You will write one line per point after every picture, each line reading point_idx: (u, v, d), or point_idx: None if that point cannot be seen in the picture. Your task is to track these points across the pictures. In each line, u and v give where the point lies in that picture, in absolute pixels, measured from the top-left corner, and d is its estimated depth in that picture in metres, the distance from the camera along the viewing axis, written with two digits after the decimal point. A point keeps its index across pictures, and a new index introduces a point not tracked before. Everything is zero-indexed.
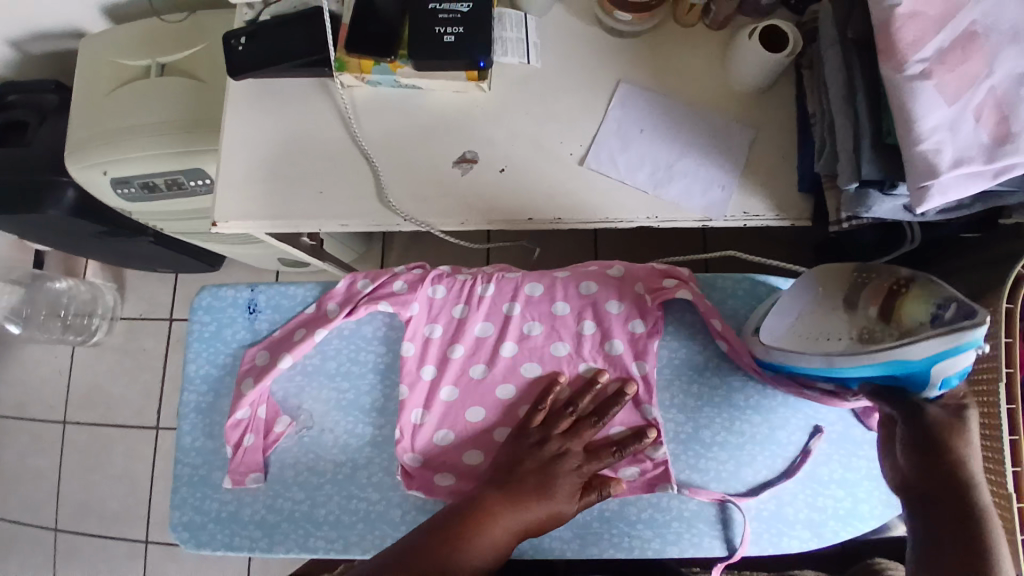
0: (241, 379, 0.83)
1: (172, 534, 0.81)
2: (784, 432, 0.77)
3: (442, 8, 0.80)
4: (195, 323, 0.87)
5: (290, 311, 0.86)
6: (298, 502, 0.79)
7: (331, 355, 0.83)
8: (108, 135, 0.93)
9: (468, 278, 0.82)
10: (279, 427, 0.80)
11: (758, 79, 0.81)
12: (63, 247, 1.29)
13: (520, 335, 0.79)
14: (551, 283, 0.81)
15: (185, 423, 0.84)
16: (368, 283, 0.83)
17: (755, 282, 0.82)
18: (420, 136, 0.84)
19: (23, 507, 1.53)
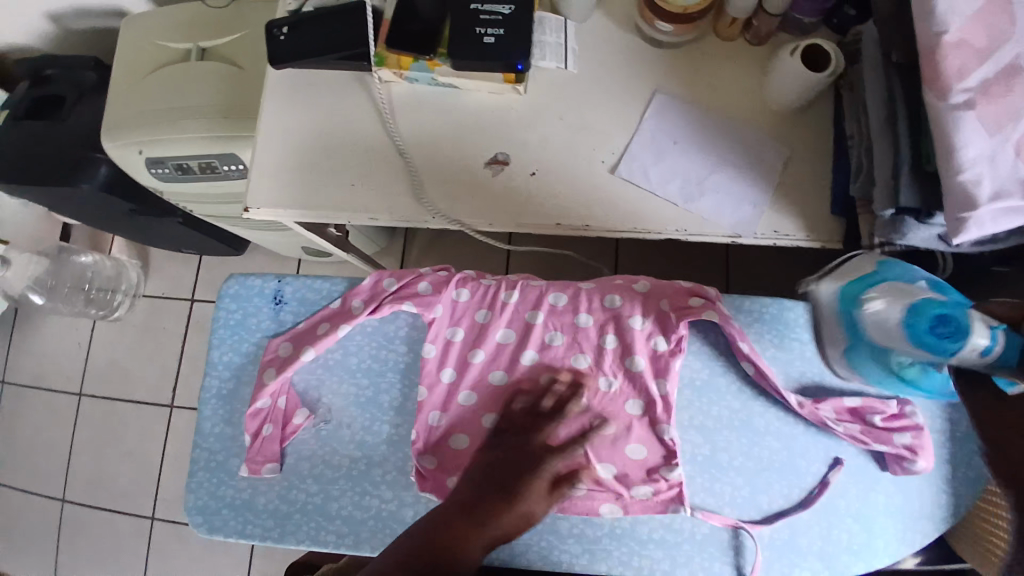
0: (263, 369, 0.83)
1: (186, 517, 0.82)
2: (803, 460, 0.76)
3: (484, 9, 0.81)
4: (222, 309, 0.88)
5: (315, 305, 0.86)
6: (311, 495, 0.79)
7: (352, 352, 0.84)
8: (147, 116, 0.94)
9: (493, 283, 0.82)
10: (298, 419, 0.81)
11: (797, 98, 0.80)
12: (92, 222, 1.31)
13: (541, 345, 0.78)
14: (575, 294, 0.80)
15: (206, 408, 0.85)
16: (393, 282, 0.83)
17: (782, 307, 0.81)
18: (454, 135, 0.85)
19: (35, 476, 1.56)
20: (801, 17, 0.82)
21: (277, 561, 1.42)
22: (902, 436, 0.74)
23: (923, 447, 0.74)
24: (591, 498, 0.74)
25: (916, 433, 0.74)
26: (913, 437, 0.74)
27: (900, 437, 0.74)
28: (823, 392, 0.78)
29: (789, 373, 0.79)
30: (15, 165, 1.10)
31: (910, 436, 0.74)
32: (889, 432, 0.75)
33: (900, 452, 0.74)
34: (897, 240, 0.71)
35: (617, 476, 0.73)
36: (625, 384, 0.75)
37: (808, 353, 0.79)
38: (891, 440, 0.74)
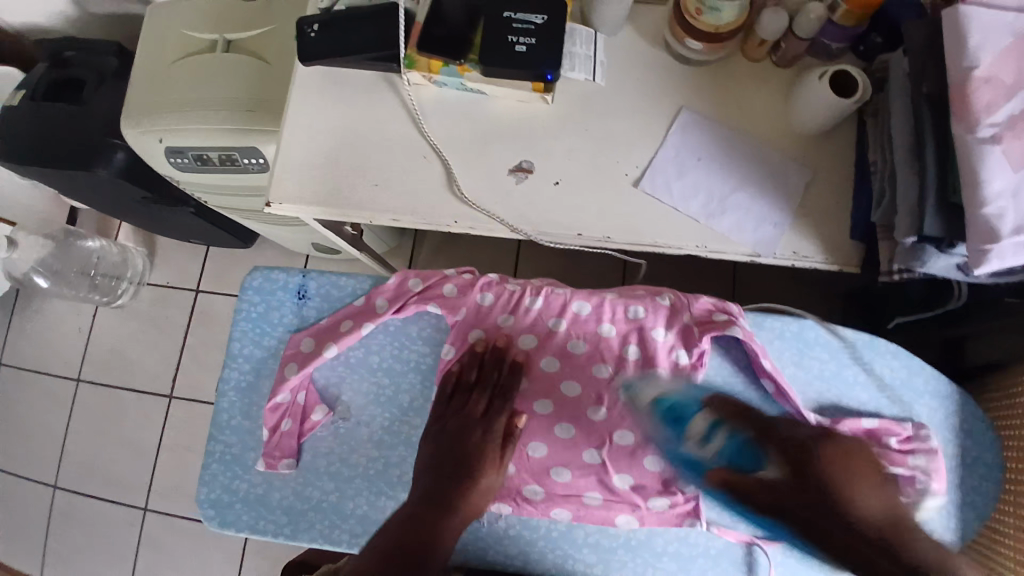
0: (286, 363, 0.85)
1: (199, 509, 0.85)
2: None
3: (517, 17, 0.80)
4: (244, 302, 0.89)
5: (337, 301, 0.87)
6: (327, 493, 0.83)
7: (375, 350, 0.85)
8: (170, 105, 0.94)
9: (518, 288, 0.82)
10: (317, 416, 0.84)
11: (822, 122, 0.81)
12: (101, 206, 1.30)
13: (563, 352, 0.79)
14: (600, 303, 0.81)
15: (225, 400, 0.87)
16: (418, 282, 0.83)
17: (804, 326, 0.83)
18: (480, 141, 0.85)
19: (26, 460, 1.54)
20: (829, 42, 0.83)
21: (269, 558, 1.41)
22: (917, 459, 0.77)
23: (937, 469, 0.77)
24: (608, 509, 0.76)
25: (931, 456, 0.77)
26: (927, 460, 0.77)
27: (914, 458, 0.77)
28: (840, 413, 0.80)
29: (807, 392, 0.81)
30: (32, 146, 1.10)
31: (924, 459, 0.77)
32: (905, 454, 0.77)
33: (914, 473, 0.77)
34: (918, 268, 0.72)
35: (634, 486, 0.75)
36: (647, 397, 0.76)
37: (827, 372, 0.82)
38: (906, 463, 0.77)
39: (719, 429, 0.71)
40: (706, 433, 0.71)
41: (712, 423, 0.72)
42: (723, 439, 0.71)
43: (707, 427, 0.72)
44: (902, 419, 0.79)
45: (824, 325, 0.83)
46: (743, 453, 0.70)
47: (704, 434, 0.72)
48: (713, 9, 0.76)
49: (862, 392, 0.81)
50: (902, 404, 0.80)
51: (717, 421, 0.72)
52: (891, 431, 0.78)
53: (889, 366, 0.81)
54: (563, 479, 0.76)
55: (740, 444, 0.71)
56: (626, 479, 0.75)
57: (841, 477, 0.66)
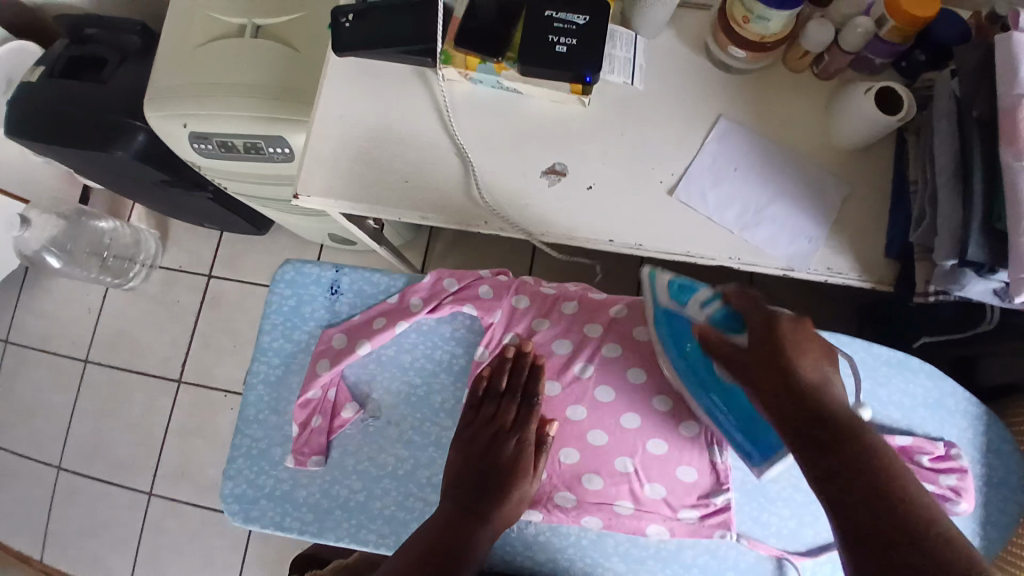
0: (316, 359, 0.88)
1: (223, 504, 0.87)
2: None
3: (558, 17, 0.78)
4: (275, 294, 0.92)
5: (370, 298, 0.90)
6: (355, 492, 0.85)
7: (406, 349, 0.88)
8: (196, 89, 0.92)
9: (552, 294, 0.86)
10: (346, 413, 0.86)
11: (863, 137, 0.79)
12: (115, 186, 1.28)
13: (599, 357, 0.81)
14: (635, 310, 0.84)
15: (253, 393, 0.90)
16: (453, 282, 0.87)
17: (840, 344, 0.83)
18: (513, 142, 0.84)
19: (29, 439, 1.53)
20: (873, 58, 0.82)
21: (272, 547, 1.40)
22: (948, 478, 0.78)
23: (967, 488, 0.78)
24: (638, 518, 0.77)
25: (961, 475, 0.78)
26: (958, 479, 0.78)
27: (946, 478, 0.78)
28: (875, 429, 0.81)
29: None
30: (52, 124, 1.07)
31: (955, 478, 0.78)
32: (936, 472, 0.78)
33: (945, 492, 0.78)
34: (954, 291, 0.71)
35: (666, 496, 0.77)
36: (682, 404, 0.79)
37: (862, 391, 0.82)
38: (937, 481, 0.78)
39: (716, 299, 0.69)
40: (706, 299, 0.70)
41: (713, 293, 0.69)
42: (715, 309, 0.68)
43: (707, 296, 0.70)
44: (934, 438, 0.80)
45: (863, 343, 0.84)
46: (727, 323, 0.67)
47: (704, 300, 0.70)
48: (762, 18, 0.75)
49: (896, 411, 0.82)
50: (933, 428, 0.82)
51: (716, 293, 0.69)
52: (922, 448, 0.79)
53: (921, 386, 0.83)
54: (594, 485, 0.77)
55: (728, 315, 0.67)
56: (658, 489, 0.77)
57: (792, 349, 0.59)
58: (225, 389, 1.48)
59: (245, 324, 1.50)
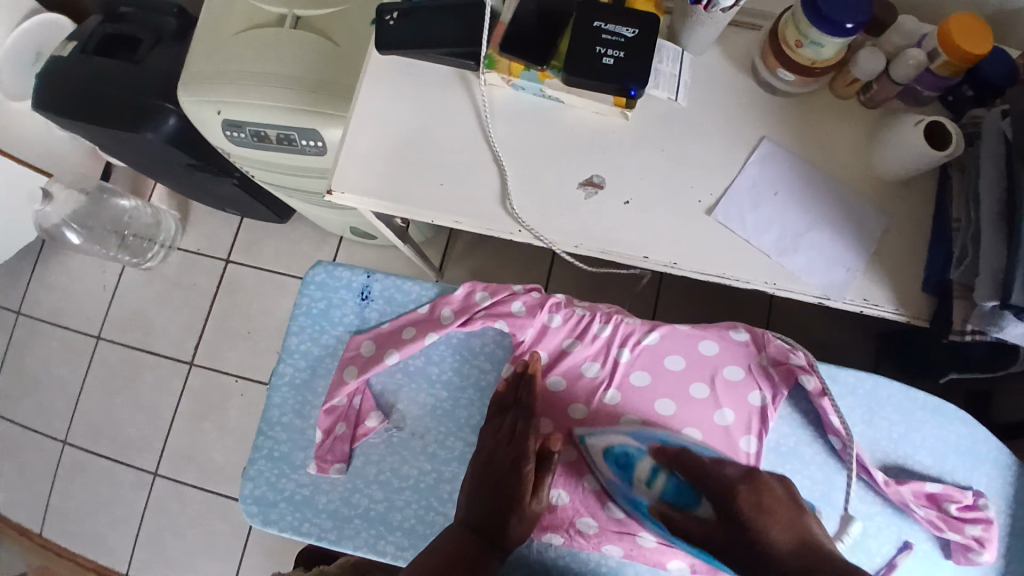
0: (344, 365, 0.88)
1: (242, 505, 0.88)
2: (875, 541, 0.79)
3: (606, 28, 0.77)
4: (305, 296, 0.92)
5: (401, 306, 0.90)
6: (376, 501, 0.85)
7: (435, 360, 0.88)
8: (231, 76, 0.91)
9: (585, 313, 0.86)
10: (372, 422, 0.86)
11: (909, 168, 0.78)
12: (139, 166, 1.27)
13: (627, 384, 0.82)
14: (668, 334, 0.84)
15: (276, 395, 0.90)
16: (487, 296, 0.87)
17: (877, 383, 0.83)
18: (553, 152, 0.83)
19: (36, 412, 1.53)
20: (920, 89, 0.81)
21: (275, 537, 1.40)
22: (973, 528, 0.78)
23: (991, 540, 0.78)
24: (660, 552, 0.78)
25: (987, 526, 0.78)
26: (983, 530, 0.78)
27: (971, 527, 0.78)
28: (905, 473, 0.81)
29: (874, 450, 0.82)
30: (84, 103, 1.06)
31: (981, 529, 0.78)
32: (962, 522, 0.78)
33: (969, 541, 0.78)
34: (992, 332, 0.71)
35: None
36: (712, 435, 0.79)
37: (894, 433, 0.82)
38: (962, 530, 0.78)
39: (660, 473, 0.76)
40: (648, 477, 0.76)
41: (654, 467, 0.76)
42: (663, 483, 0.75)
43: (649, 471, 0.76)
44: (963, 486, 0.80)
45: (900, 386, 0.83)
46: (682, 496, 0.73)
47: (648, 478, 0.76)
48: (815, 44, 0.75)
49: (927, 456, 0.81)
50: (963, 476, 0.81)
51: (658, 466, 0.76)
52: (951, 497, 0.79)
53: (955, 432, 0.82)
54: (617, 515, 0.78)
55: (679, 486, 0.74)
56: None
57: (756, 517, 0.64)
58: (236, 375, 1.47)
59: (260, 311, 1.49)
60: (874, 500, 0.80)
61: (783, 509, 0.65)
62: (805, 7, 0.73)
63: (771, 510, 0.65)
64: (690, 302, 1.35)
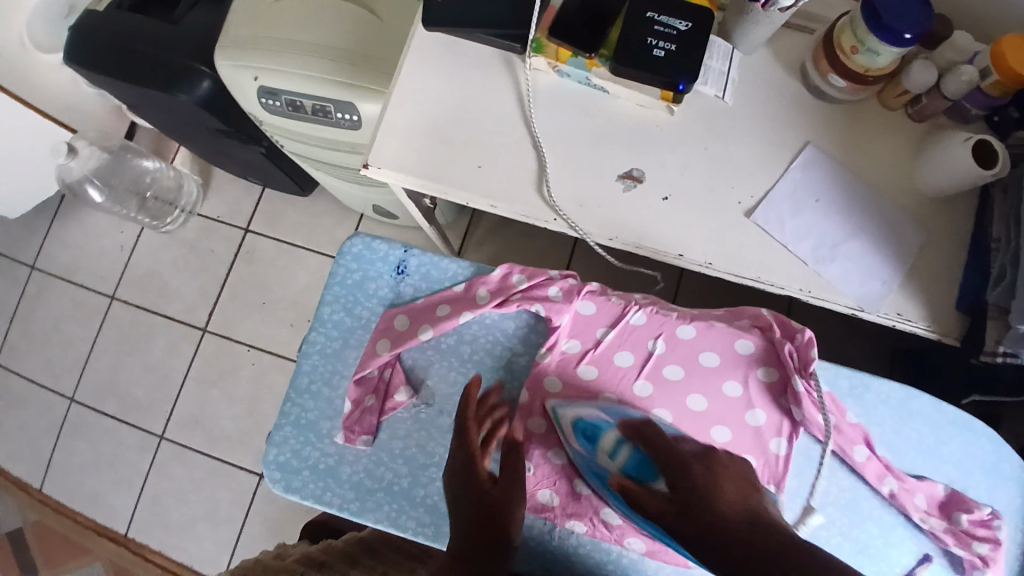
0: (377, 337, 0.88)
1: (265, 470, 0.88)
2: (896, 551, 0.79)
3: (659, 20, 0.76)
4: (341, 266, 0.92)
5: (437, 283, 0.90)
6: (400, 476, 0.86)
7: (467, 340, 0.88)
8: (270, 43, 0.88)
9: (621, 302, 0.85)
10: (400, 396, 0.86)
11: (953, 185, 0.77)
12: (167, 128, 1.26)
13: (658, 378, 0.82)
14: (704, 330, 0.83)
15: (306, 362, 0.90)
16: (523, 279, 0.86)
17: (910, 395, 0.82)
18: (594, 141, 0.82)
19: (44, 368, 1.53)
20: (969, 107, 0.79)
21: (277, 508, 1.41)
22: (980, 546, 0.78)
23: (996, 561, 0.78)
24: None
25: (995, 546, 0.78)
26: (990, 550, 0.78)
27: (978, 545, 0.78)
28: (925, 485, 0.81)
29: (902, 460, 0.81)
30: (117, 59, 1.04)
31: (987, 548, 0.78)
32: (972, 538, 0.78)
33: (973, 558, 0.78)
34: None
35: None
36: (742, 437, 0.80)
37: (924, 445, 0.81)
38: (969, 546, 0.78)
39: (624, 446, 0.74)
40: (612, 449, 0.75)
41: (618, 440, 0.75)
42: (625, 457, 0.74)
43: (613, 445, 0.75)
44: (981, 501, 0.80)
45: (931, 399, 0.82)
46: (643, 471, 0.72)
47: (610, 450, 0.75)
48: (870, 52, 0.74)
49: (952, 470, 0.81)
50: (984, 494, 0.81)
51: (622, 439, 0.75)
52: (963, 507, 0.79)
53: (981, 449, 0.81)
54: None
55: (641, 461, 0.73)
56: None
57: (705, 486, 0.65)
58: (249, 344, 1.47)
59: (276, 282, 1.49)
60: (892, 512, 0.80)
61: (729, 480, 0.66)
62: (864, 13, 0.72)
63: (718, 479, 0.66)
64: (708, 302, 1.34)
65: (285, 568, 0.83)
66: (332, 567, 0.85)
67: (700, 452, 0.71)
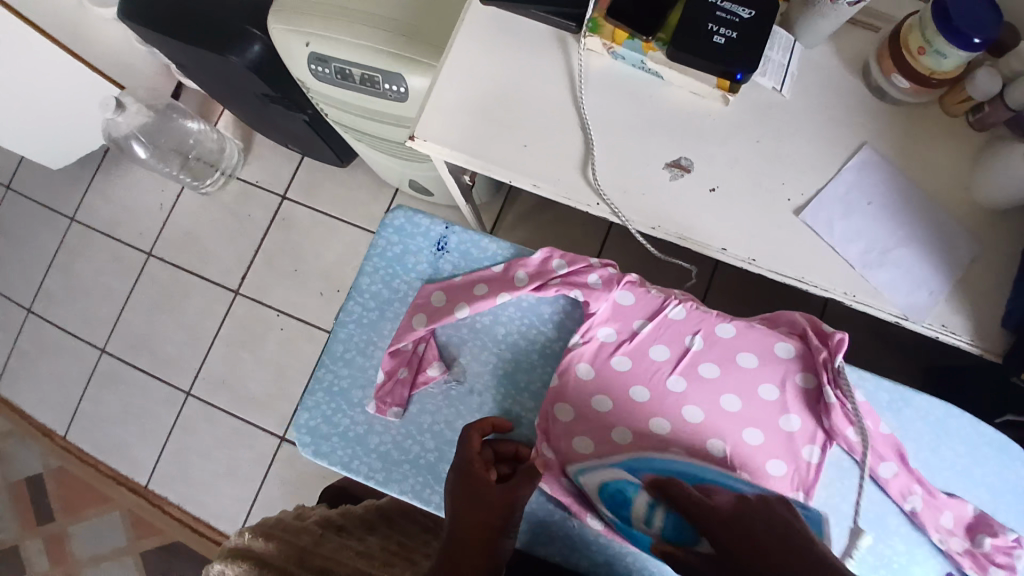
0: (414, 311, 0.88)
1: (295, 434, 0.88)
2: (916, 568, 0.77)
3: (722, 6, 0.74)
4: (383, 239, 0.92)
5: (476, 263, 0.90)
6: (427, 450, 0.86)
7: (502, 321, 0.88)
8: (325, 9, 0.86)
9: (660, 296, 0.84)
10: (433, 371, 0.87)
11: (1011, 199, 0.74)
12: (215, 90, 1.28)
13: (694, 374, 0.81)
14: (744, 330, 0.82)
15: (342, 330, 0.91)
16: (563, 265, 0.86)
17: (947, 412, 0.80)
18: (644, 128, 0.81)
19: (79, 319, 1.57)
20: None
21: (295, 471, 1.43)
22: (997, 571, 0.75)
23: None
24: None
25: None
26: None
27: (994, 570, 0.75)
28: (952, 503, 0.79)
29: (932, 476, 0.79)
30: (173, 19, 1.05)
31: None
32: (990, 563, 0.75)
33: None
34: None
35: None
36: (774, 440, 0.78)
37: (957, 465, 0.79)
38: (986, 570, 0.75)
39: (658, 510, 0.74)
40: (646, 515, 0.74)
41: (651, 503, 0.74)
42: (662, 520, 0.73)
43: (645, 509, 0.74)
44: (1005, 526, 0.77)
45: (970, 419, 0.80)
46: (683, 534, 0.71)
47: (644, 515, 0.74)
48: (938, 53, 0.71)
49: (983, 493, 0.79)
50: (1010, 520, 0.79)
51: (654, 503, 0.74)
52: (987, 530, 0.76)
53: (1014, 474, 0.79)
54: None
55: (678, 524, 0.72)
56: None
57: (739, 519, 0.66)
58: (279, 309, 1.49)
59: (309, 250, 1.50)
60: (913, 529, 0.78)
61: (754, 509, 0.66)
62: (934, 12, 0.69)
63: (745, 511, 0.66)
64: (740, 300, 1.32)
65: (305, 527, 0.85)
66: (350, 531, 0.87)
67: (730, 496, 0.70)
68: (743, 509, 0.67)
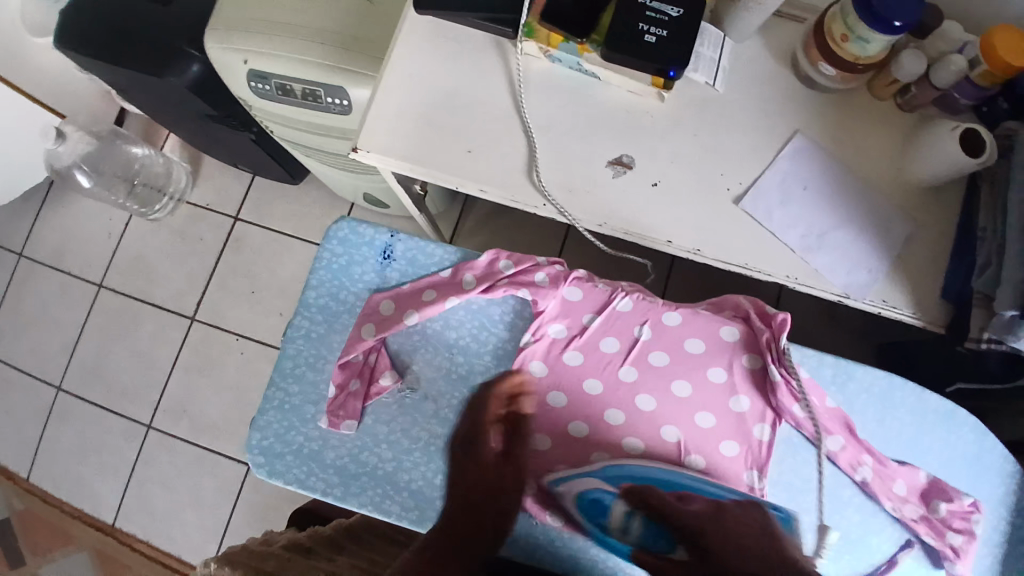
0: (362, 322, 0.88)
1: (248, 455, 0.87)
2: (875, 538, 0.79)
3: (651, 5, 0.76)
4: (327, 251, 0.92)
5: (423, 269, 0.90)
6: (384, 461, 0.85)
7: (453, 325, 0.88)
8: (260, 25, 0.85)
9: (607, 289, 0.85)
10: (385, 381, 0.86)
11: (937, 176, 0.77)
12: (159, 114, 1.26)
13: (644, 364, 0.82)
14: (689, 317, 0.84)
15: (290, 347, 0.90)
16: (510, 265, 0.87)
17: (893, 384, 0.83)
18: (585, 127, 0.82)
19: (31, 356, 1.52)
20: (959, 98, 0.79)
21: (263, 496, 1.40)
22: (954, 537, 0.78)
23: (967, 553, 0.78)
24: None
25: (968, 538, 0.78)
26: (963, 541, 0.78)
27: (952, 535, 0.78)
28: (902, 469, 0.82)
29: (884, 447, 0.82)
30: (109, 42, 1.03)
31: (960, 539, 0.78)
32: (948, 529, 0.79)
33: (943, 548, 0.78)
34: (1011, 342, 0.69)
35: None
36: (726, 423, 0.80)
37: (906, 435, 0.82)
38: (943, 535, 0.78)
39: (634, 519, 0.71)
40: (623, 523, 0.72)
41: (628, 512, 0.72)
42: (639, 529, 0.71)
43: (622, 517, 0.72)
44: (961, 492, 0.80)
45: (915, 388, 0.83)
46: (659, 540, 0.69)
47: (622, 524, 0.72)
48: (860, 39, 0.74)
49: (935, 461, 0.82)
50: (960, 484, 0.81)
51: (631, 511, 0.72)
52: (942, 496, 0.79)
53: (963, 439, 0.82)
54: None
55: (655, 531, 0.70)
56: None
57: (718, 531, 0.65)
58: (237, 333, 1.46)
59: (265, 270, 1.48)
60: (866, 499, 0.80)
61: (733, 520, 0.66)
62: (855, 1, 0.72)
63: (724, 523, 0.66)
64: (697, 291, 1.35)
65: (270, 552, 0.84)
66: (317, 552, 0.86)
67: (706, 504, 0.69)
68: (722, 520, 0.66)
